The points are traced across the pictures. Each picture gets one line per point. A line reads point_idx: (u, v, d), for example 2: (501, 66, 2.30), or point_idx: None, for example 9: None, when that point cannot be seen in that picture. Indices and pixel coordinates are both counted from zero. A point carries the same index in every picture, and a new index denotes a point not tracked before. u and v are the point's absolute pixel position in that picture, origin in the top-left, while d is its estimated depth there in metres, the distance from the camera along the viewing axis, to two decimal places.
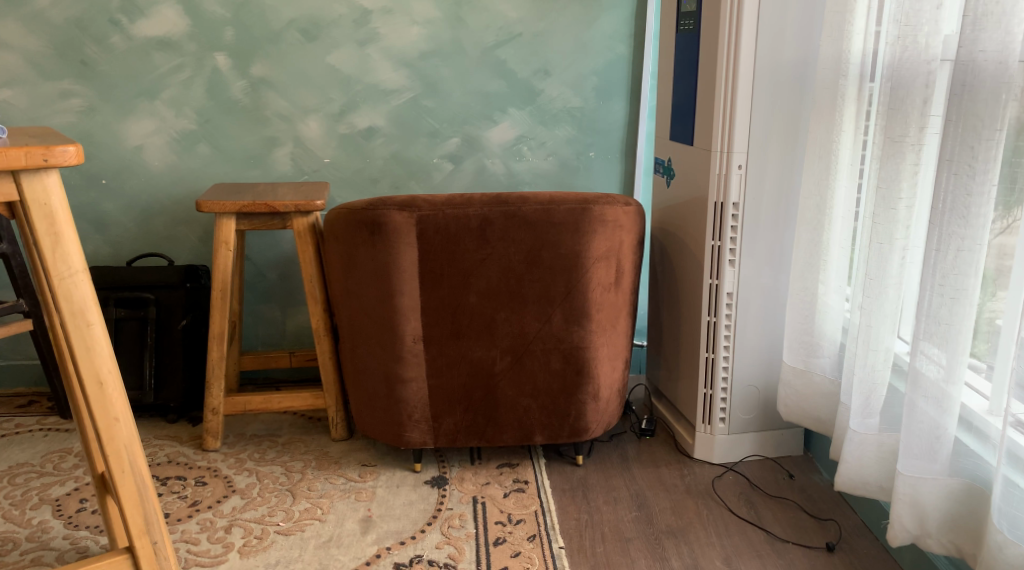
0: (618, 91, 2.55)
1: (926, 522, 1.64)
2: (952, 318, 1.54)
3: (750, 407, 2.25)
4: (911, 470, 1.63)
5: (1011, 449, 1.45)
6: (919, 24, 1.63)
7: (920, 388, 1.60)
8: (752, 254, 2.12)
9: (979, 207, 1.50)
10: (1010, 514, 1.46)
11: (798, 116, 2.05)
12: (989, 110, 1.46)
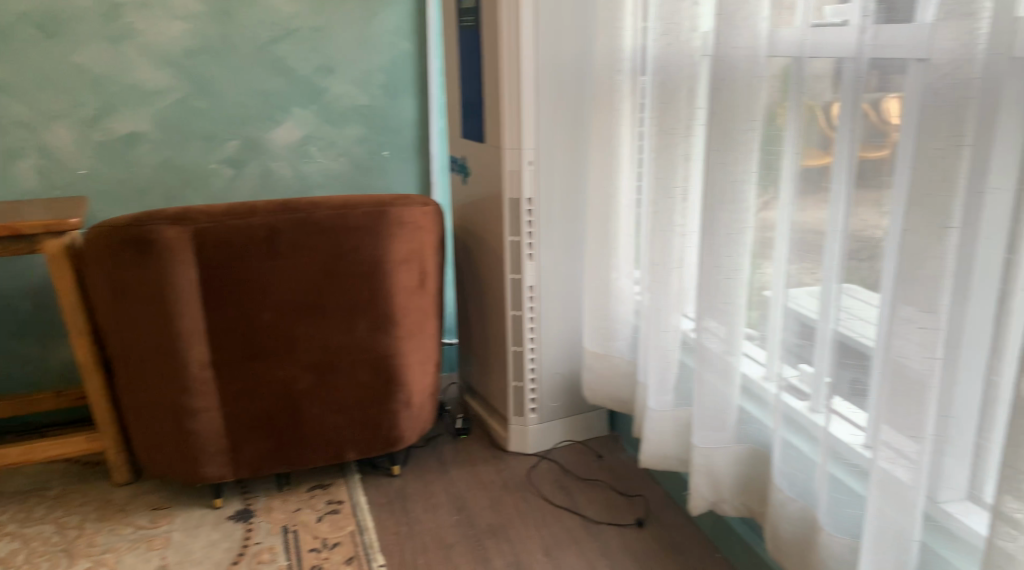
0: (406, 87, 2.51)
1: (719, 486, 1.73)
2: (729, 295, 1.63)
3: (558, 395, 2.28)
4: (705, 441, 1.71)
5: (787, 411, 1.55)
6: (679, 22, 1.69)
7: (706, 362, 1.68)
8: (549, 246, 2.15)
9: (740, 192, 1.58)
10: (789, 473, 1.55)
11: (581, 110, 2.09)
12: (743, 101, 1.54)
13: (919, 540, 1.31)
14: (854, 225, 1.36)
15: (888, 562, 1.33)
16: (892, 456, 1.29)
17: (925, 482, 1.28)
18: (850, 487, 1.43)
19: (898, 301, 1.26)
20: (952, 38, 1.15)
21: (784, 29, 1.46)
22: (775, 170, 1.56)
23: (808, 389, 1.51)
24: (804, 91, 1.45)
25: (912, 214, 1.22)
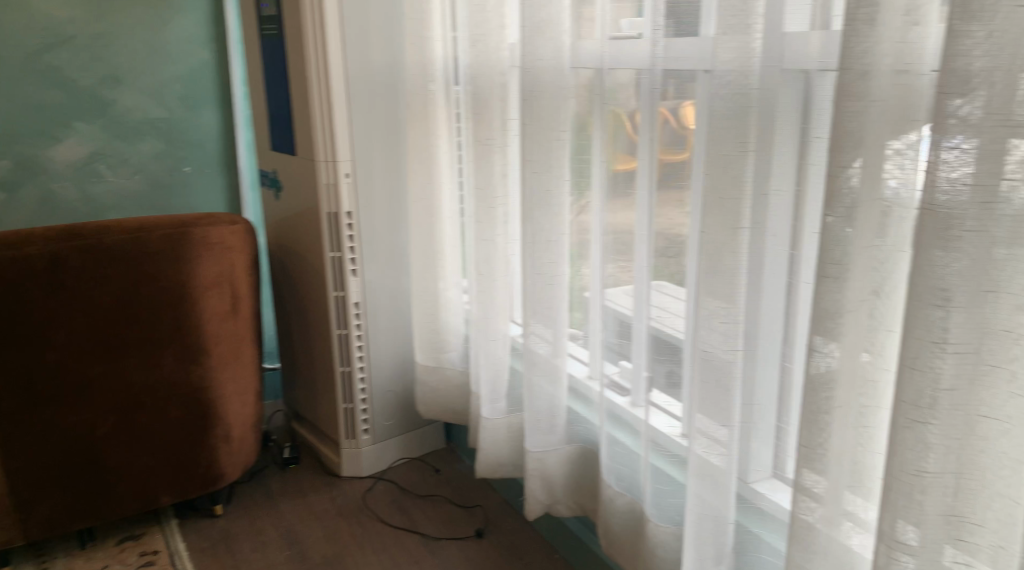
0: (206, 99, 2.37)
1: (553, 488, 1.73)
2: (552, 300, 1.63)
3: (390, 413, 2.21)
4: (536, 446, 1.70)
5: (610, 408, 1.58)
6: (487, 32, 1.68)
7: (534, 367, 1.68)
8: (372, 259, 2.08)
9: (555, 201, 1.59)
10: (614, 469, 1.58)
11: (396, 120, 2.04)
12: (553, 108, 1.56)
13: (732, 521, 1.36)
14: (659, 224, 1.38)
15: (707, 546, 1.36)
16: (706, 443, 1.33)
17: (736, 464, 1.33)
18: (670, 476, 1.46)
19: (702, 295, 1.31)
20: (733, 51, 1.20)
21: (586, 41, 1.50)
22: (586, 174, 1.58)
23: (629, 384, 1.54)
24: (607, 97, 1.46)
25: (708, 217, 1.27)
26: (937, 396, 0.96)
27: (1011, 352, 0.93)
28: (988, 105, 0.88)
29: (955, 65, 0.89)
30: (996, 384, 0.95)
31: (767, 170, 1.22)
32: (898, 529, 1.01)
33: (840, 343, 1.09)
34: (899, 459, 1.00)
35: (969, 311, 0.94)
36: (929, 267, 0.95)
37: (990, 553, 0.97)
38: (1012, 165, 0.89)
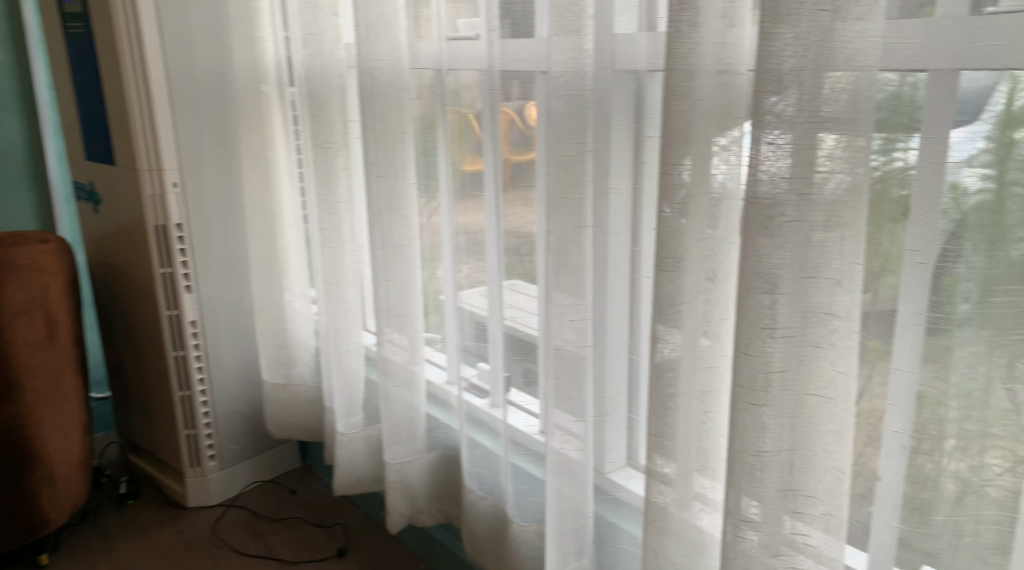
0: (6, 106, 2.16)
1: (415, 498, 1.67)
2: (405, 305, 1.58)
3: (238, 435, 2.09)
4: (397, 457, 1.64)
5: (469, 410, 1.54)
6: (320, 32, 1.60)
7: (389, 375, 1.62)
8: (208, 273, 1.95)
9: (404, 204, 1.55)
10: (476, 472, 1.55)
11: (227, 125, 1.92)
12: (395, 109, 1.51)
13: (591, 513, 1.36)
14: (507, 224, 1.37)
15: (569, 542, 1.36)
16: (562, 437, 1.32)
17: (592, 457, 1.33)
18: (529, 474, 1.44)
19: (552, 291, 1.28)
20: (566, 52, 1.19)
21: (422, 41, 1.45)
22: (434, 177, 1.54)
23: (488, 385, 1.51)
24: (449, 98, 1.43)
25: (554, 216, 1.25)
26: (769, 378, 0.99)
27: (833, 328, 0.97)
28: (800, 101, 0.91)
29: (767, 63, 0.92)
30: (822, 359, 0.98)
31: (606, 167, 1.22)
32: (743, 503, 1.02)
33: (683, 331, 1.10)
34: (740, 439, 1.02)
35: (792, 296, 0.97)
36: (753, 254, 0.97)
37: (822, 519, 1.01)
38: (822, 158, 0.92)
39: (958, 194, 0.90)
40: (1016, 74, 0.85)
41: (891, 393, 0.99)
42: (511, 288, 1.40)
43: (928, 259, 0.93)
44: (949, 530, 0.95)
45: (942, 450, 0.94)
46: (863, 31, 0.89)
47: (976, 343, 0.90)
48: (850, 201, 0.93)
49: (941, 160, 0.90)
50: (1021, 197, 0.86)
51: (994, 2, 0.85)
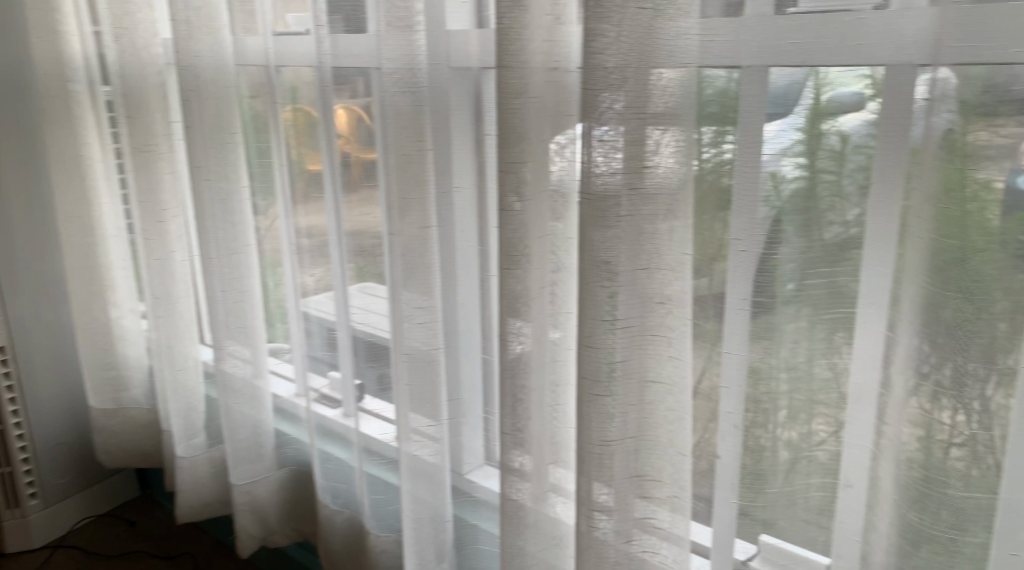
0: None
1: (267, 519, 1.58)
2: (243, 317, 1.49)
3: (63, 469, 1.90)
4: (244, 478, 1.54)
5: (320, 421, 1.46)
6: (133, 26, 1.47)
7: (230, 391, 1.51)
8: (16, 292, 1.77)
9: (238, 208, 1.45)
10: (330, 486, 1.47)
11: (30, 128, 1.74)
12: (220, 109, 1.40)
13: (450, 517, 1.32)
14: (348, 225, 1.31)
15: (428, 550, 1.31)
16: (417, 441, 1.27)
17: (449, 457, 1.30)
18: (385, 482, 1.37)
19: (400, 289, 1.23)
20: (397, 50, 1.13)
21: (249, 36, 1.34)
22: (272, 180, 1.44)
23: (339, 395, 1.43)
24: (283, 96, 1.36)
25: (396, 218, 1.20)
26: (608, 369, 1.00)
27: (668, 318, 1.00)
28: (630, 101, 0.92)
29: (593, 62, 0.92)
30: (654, 350, 1.01)
31: (448, 164, 1.18)
32: (594, 489, 1.03)
33: (530, 328, 1.08)
34: (588, 429, 1.03)
35: (626, 289, 0.98)
36: (590, 243, 0.97)
37: (666, 500, 1.04)
38: (653, 155, 0.94)
39: (775, 183, 0.93)
40: (815, 70, 0.89)
41: (723, 380, 1.01)
42: (362, 291, 1.33)
43: (749, 248, 0.95)
44: (785, 492, 1.01)
45: (774, 420, 0.99)
46: (682, 29, 0.91)
47: (797, 317, 0.96)
48: (678, 196, 0.96)
49: (750, 153, 0.93)
50: (831, 183, 0.91)
51: (795, 2, 0.89)
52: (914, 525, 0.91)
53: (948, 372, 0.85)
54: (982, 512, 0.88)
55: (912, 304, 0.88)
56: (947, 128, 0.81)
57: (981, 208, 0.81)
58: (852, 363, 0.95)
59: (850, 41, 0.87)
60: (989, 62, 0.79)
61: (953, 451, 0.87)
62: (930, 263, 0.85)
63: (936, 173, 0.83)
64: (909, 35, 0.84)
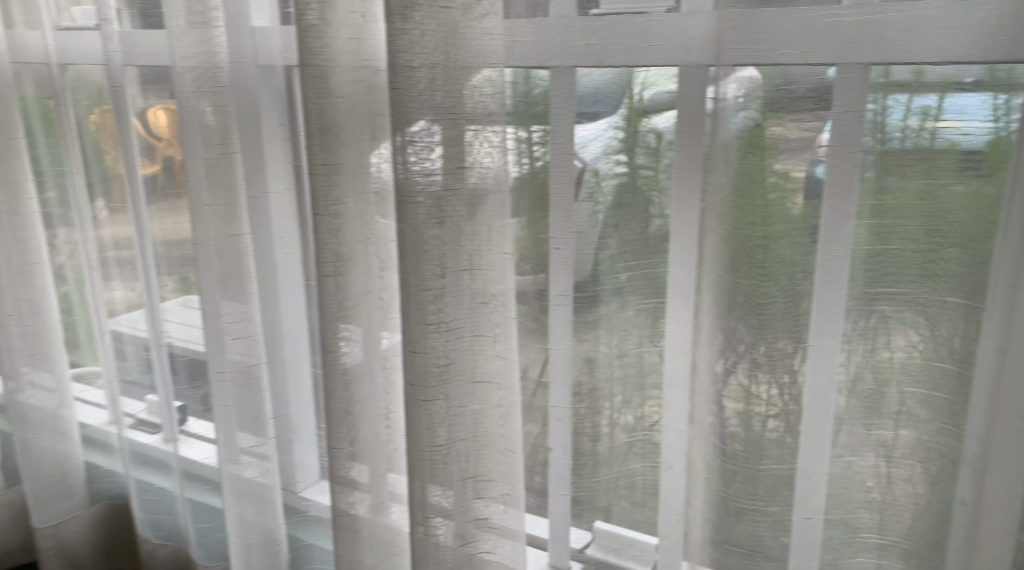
0: None
1: (80, 561, 1.45)
2: (39, 341, 1.36)
3: None
4: (50, 518, 1.41)
5: (135, 448, 1.36)
6: None
7: (27, 424, 1.38)
8: None
9: (25, 223, 1.32)
10: (150, 519, 1.38)
11: None
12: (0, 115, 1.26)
13: (285, 537, 1.28)
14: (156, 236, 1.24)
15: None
16: (250, 462, 1.23)
17: (280, 475, 1.25)
18: (211, 508, 1.31)
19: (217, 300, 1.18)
20: (193, 46, 1.08)
21: (29, 31, 1.24)
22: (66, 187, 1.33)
23: (159, 419, 1.34)
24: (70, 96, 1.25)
25: (202, 223, 1.15)
26: (431, 372, 1.00)
27: (494, 319, 1.02)
28: (442, 99, 0.93)
29: (401, 63, 0.92)
30: (475, 348, 1.02)
31: (260, 168, 1.13)
32: (429, 492, 1.04)
33: (359, 337, 1.09)
34: (417, 435, 1.03)
35: (449, 289, 0.98)
36: (407, 242, 0.97)
37: (500, 498, 1.06)
38: (478, 151, 0.95)
39: (596, 179, 0.96)
40: (613, 70, 0.92)
41: (550, 375, 1.04)
42: (185, 305, 1.25)
43: (562, 245, 0.98)
44: (614, 478, 1.06)
45: (609, 405, 1.03)
46: (486, 30, 0.92)
47: (624, 310, 1.00)
48: (491, 195, 0.97)
49: (563, 152, 0.96)
50: (649, 178, 0.95)
51: (597, 4, 0.91)
52: (724, 498, 0.97)
53: (760, 349, 0.91)
54: (785, 479, 0.95)
55: (713, 289, 0.93)
56: (741, 128, 0.86)
57: (782, 197, 0.87)
58: (664, 348, 1.00)
59: (643, 42, 0.90)
60: (769, 62, 0.84)
61: (769, 422, 0.93)
62: (733, 252, 0.90)
63: (736, 167, 0.88)
64: (695, 37, 0.88)
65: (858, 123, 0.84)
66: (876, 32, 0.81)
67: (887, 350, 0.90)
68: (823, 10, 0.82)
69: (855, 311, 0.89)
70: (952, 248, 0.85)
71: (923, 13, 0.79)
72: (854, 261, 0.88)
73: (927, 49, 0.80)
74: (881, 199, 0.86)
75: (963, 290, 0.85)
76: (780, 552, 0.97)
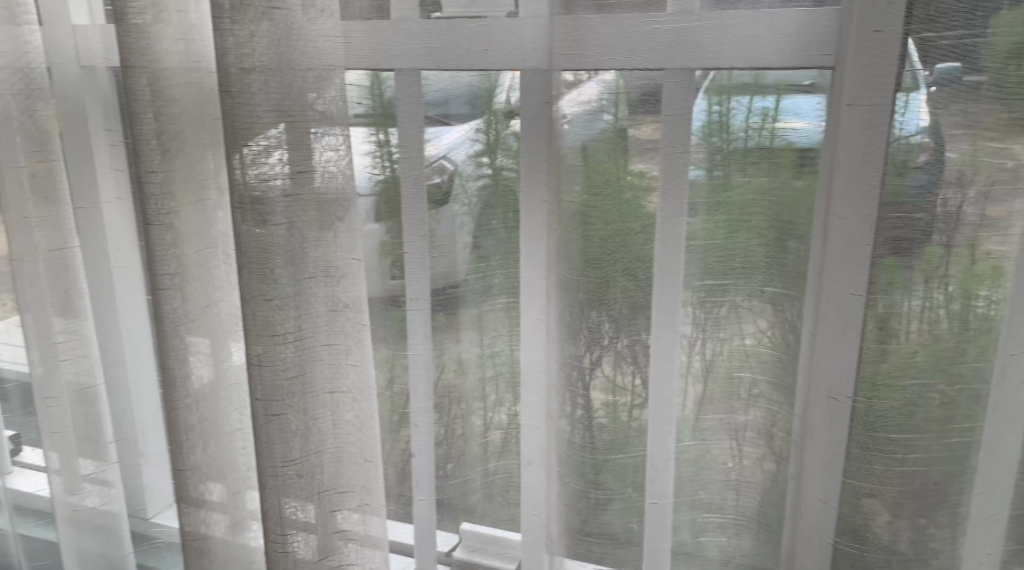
0: None
1: None
2: None
3: None
4: None
5: None
6: None
7: None
8: None
9: None
10: None
11: None
12: None
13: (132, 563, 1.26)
14: None
15: None
16: (94, 490, 1.21)
17: (126, 502, 1.23)
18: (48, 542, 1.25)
19: (42, 314, 1.13)
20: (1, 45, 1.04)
21: None
22: None
23: None
24: None
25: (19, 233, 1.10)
26: (281, 386, 1.00)
27: (343, 326, 1.02)
28: (277, 101, 0.93)
29: (232, 64, 0.91)
30: (326, 357, 1.02)
31: (91, 174, 1.12)
32: (284, 507, 1.02)
33: (207, 352, 1.08)
34: (265, 452, 1.01)
35: (293, 298, 0.98)
36: (247, 252, 0.96)
37: (358, 508, 1.06)
38: (321, 155, 0.96)
39: (458, 182, 0.98)
40: (451, 74, 0.94)
41: (410, 380, 1.05)
42: (8, 329, 1.19)
43: (415, 248, 0.99)
44: (479, 481, 1.08)
45: (473, 408, 1.05)
46: (324, 31, 0.93)
47: (483, 313, 1.02)
48: (336, 201, 0.98)
49: (408, 157, 0.98)
50: (513, 179, 0.97)
51: (438, 8, 0.93)
52: (570, 490, 1.01)
53: (621, 340, 0.95)
54: (629, 463, 0.98)
55: (557, 285, 0.96)
56: (599, 130, 0.89)
57: (638, 197, 0.91)
58: (521, 348, 1.03)
59: (480, 47, 0.93)
60: (591, 69, 0.88)
61: (635, 411, 0.97)
62: (591, 248, 0.92)
63: (585, 169, 0.90)
64: (528, 42, 0.92)
65: (682, 125, 0.88)
66: (691, 39, 0.86)
67: (739, 337, 0.95)
68: (643, 17, 0.86)
69: (688, 303, 0.95)
70: (773, 238, 0.92)
71: (731, 21, 0.85)
72: (687, 255, 0.93)
73: (734, 55, 0.86)
74: (728, 193, 0.91)
75: (773, 277, 0.93)
76: (633, 537, 1.01)
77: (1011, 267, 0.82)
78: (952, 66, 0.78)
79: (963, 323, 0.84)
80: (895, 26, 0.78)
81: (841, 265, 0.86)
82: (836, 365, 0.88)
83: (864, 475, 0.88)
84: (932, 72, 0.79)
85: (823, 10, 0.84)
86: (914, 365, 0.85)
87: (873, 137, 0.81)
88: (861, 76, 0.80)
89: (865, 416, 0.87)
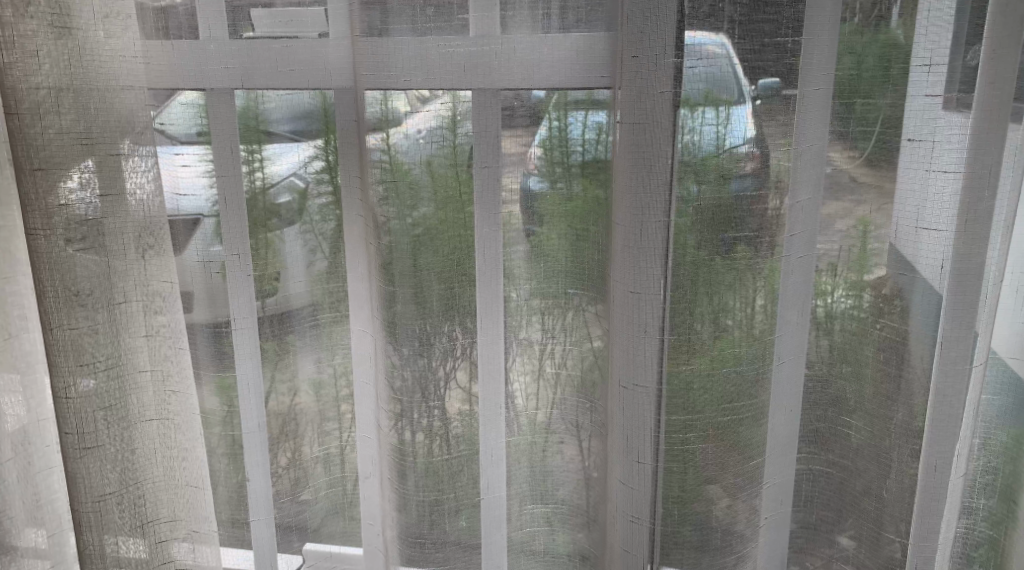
0: None
1: None
2: None
3: None
4: None
5: None
6: None
7: None
8: None
9: None
10: None
11: None
12: None
13: None
14: None
15: None
16: None
17: None
18: None
19: None
20: None
21: None
22: None
23: None
24: None
25: None
26: (96, 418, 0.94)
27: (164, 353, 0.98)
28: (74, 122, 0.89)
29: (17, 82, 0.86)
30: (146, 387, 0.97)
31: None
32: (105, 545, 0.97)
33: (19, 391, 1.02)
34: (81, 487, 0.95)
35: (106, 325, 0.94)
36: (47, 279, 0.91)
37: (186, 538, 1.02)
38: (127, 177, 0.92)
39: (303, 201, 0.95)
40: (260, 93, 0.91)
41: (242, 405, 0.99)
42: None
43: (238, 269, 0.95)
44: (321, 496, 1.04)
45: (311, 428, 1.02)
46: (119, 50, 0.89)
47: (317, 331, 1.00)
48: (147, 225, 0.94)
49: (221, 176, 0.93)
50: (351, 197, 0.96)
51: (250, 27, 0.89)
52: (405, 496, 0.99)
53: (469, 348, 0.96)
54: (467, 464, 0.99)
55: (377, 297, 0.95)
56: (436, 149, 0.89)
57: (472, 210, 0.92)
58: (351, 356, 1.01)
59: (284, 67, 0.90)
60: (394, 89, 0.88)
61: (488, 417, 0.98)
62: (426, 260, 0.92)
63: (433, 184, 0.90)
64: (335, 63, 0.91)
65: (493, 139, 0.90)
66: (485, 61, 0.88)
67: (588, 340, 0.97)
68: (441, 39, 0.87)
69: (534, 310, 0.96)
70: (580, 241, 0.94)
71: (531, 44, 0.87)
72: (506, 263, 0.94)
73: (523, 76, 0.88)
74: (574, 205, 0.93)
75: (571, 279, 0.96)
76: (465, 536, 1.01)
77: (792, 260, 0.89)
78: (773, 81, 0.84)
79: (773, 314, 0.90)
80: (649, 52, 0.83)
81: (627, 264, 0.88)
82: (635, 356, 0.90)
83: (679, 457, 0.92)
84: (755, 87, 0.84)
85: (596, 35, 0.87)
86: (734, 355, 0.90)
87: (645, 149, 0.85)
88: (627, 95, 0.84)
89: (676, 404, 0.91)
